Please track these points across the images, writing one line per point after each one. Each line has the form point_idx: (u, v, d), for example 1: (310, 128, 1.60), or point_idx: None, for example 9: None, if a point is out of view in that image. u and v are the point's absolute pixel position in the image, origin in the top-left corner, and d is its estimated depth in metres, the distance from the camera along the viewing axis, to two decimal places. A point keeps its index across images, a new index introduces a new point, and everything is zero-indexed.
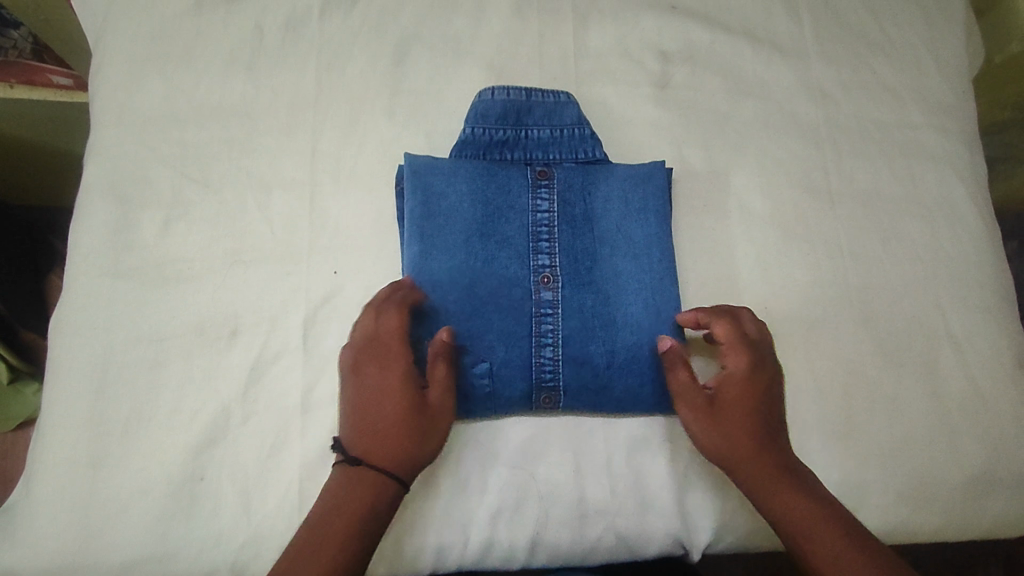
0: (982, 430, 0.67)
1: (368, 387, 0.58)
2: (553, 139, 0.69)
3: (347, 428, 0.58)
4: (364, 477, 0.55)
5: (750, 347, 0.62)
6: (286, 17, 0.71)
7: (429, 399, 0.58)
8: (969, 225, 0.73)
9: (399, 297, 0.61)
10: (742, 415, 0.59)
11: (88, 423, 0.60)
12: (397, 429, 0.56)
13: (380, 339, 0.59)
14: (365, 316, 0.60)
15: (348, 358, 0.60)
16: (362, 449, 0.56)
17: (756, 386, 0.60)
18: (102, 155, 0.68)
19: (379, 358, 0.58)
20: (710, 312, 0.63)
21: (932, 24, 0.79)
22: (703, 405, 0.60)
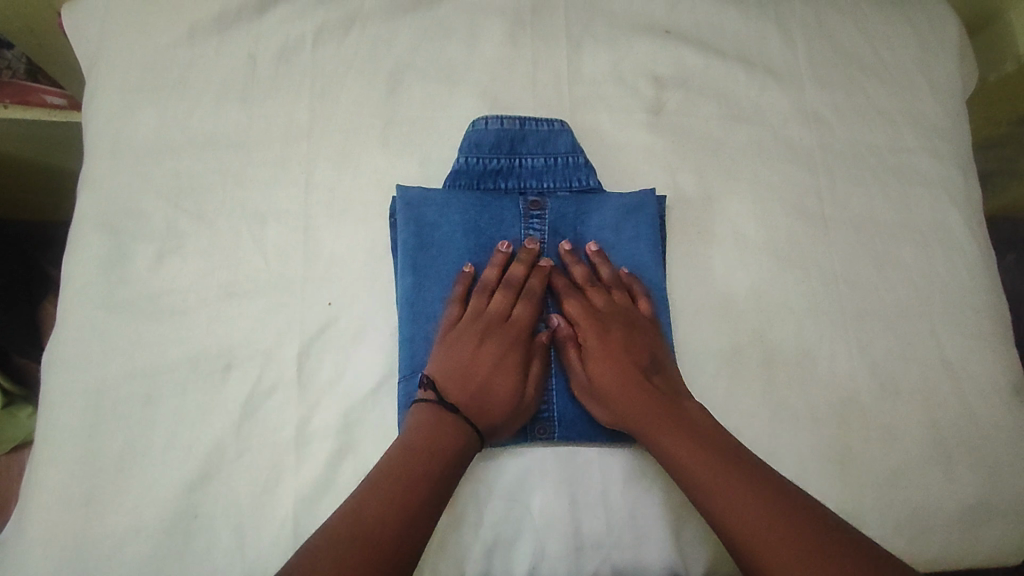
0: (979, 458, 0.67)
1: (485, 356, 0.62)
2: (546, 167, 0.69)
3: (445, 380, 0.61)
4: (449, 427, 0.58)
5: (602, 320, 0.65)
6: (279, 47, 0.72)
7: (526, 392, 0.63)
8: (965, 251, 0.73)
9: (535, 284, 0.65)
10: (615, 385, 0.62)
11: (83, 458, 0.60)
12: (502, 405, 0.61)
13: (514, 318, 0.64)
14: (502, 292, 0.64)
15: (477, 322, 0.63)
16: (460, 402, 0.60)
17: (617, 354, 0.63)
18: (95, 187, 0.68)
19: (508, 337, 0.63)
20: (563, 286, 0.66)
21: (926, 47, 0.79)
22: (586, 383, 0.64)
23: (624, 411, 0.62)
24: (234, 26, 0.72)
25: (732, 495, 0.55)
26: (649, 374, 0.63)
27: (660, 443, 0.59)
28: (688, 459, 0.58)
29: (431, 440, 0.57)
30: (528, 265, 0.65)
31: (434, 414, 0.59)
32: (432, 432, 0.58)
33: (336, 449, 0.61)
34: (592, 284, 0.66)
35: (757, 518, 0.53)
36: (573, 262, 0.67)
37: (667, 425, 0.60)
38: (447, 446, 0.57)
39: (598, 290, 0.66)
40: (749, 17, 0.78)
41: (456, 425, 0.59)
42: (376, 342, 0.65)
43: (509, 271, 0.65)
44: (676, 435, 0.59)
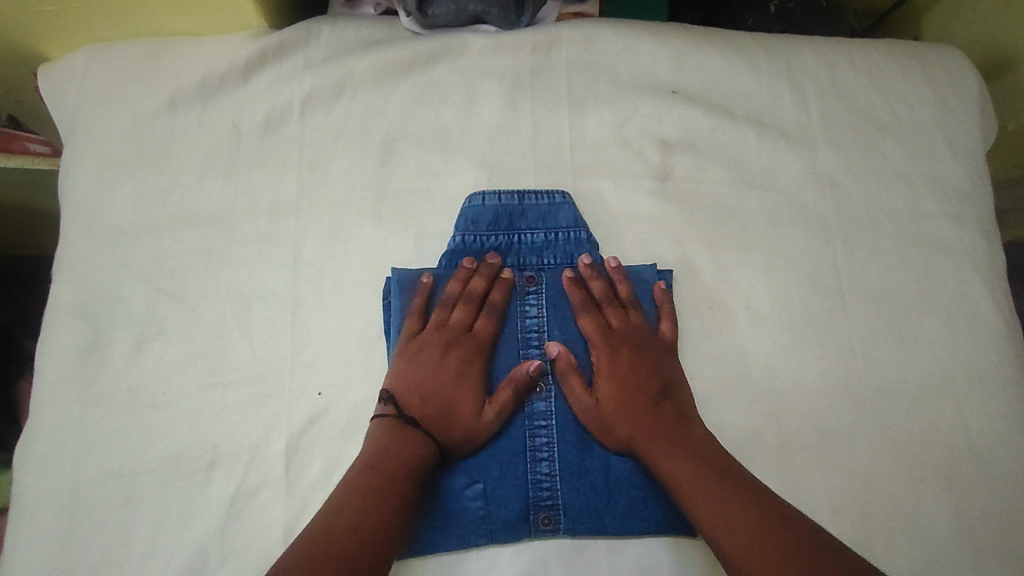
0: (1010, 549, 0.63)
1: (447, 371, 0.61)
2: (547, 242, 0.66)
3: (403, 395, 0.60)
4: (404, 438, 0.57)
5: (614, 338, 0.63)
6: (265, 116, 0.68)
7: (487, 411, 0.59)
8: (990, 322, 0.69)
9: (497, 298, 0.63)
10: (621, 407, 0.60)
11: (56, 567, 0.56)
12: (459, 423, 0.59)
13: (474, 332, 0.62)
14: (463, 306, 0.63)
15: (439, 337, 0.62)
16: (416, 414, 0.59)
17: (625, 376, 0.61)
18: (73, 270, 0.65)
19: (470, 352, 0.62)
20: (578, 301, 0.63)
21: (945, 104, 0.76)
22: (592, 408, 0.60)
23: (629, 432, 0.59)
24: (218, 94, 0.69)
25: (720, 509, 0.53)
26: (658, 397, 0.61)
27: (663, 463, 0.57)
28: (687, 479, 0.56)
29: (388, 456, 0.56)
30: (490, 278, 0.63)
31: (391, 429, 0.58)
32: (388, 448, 0.57)
33: None
34: (609, 301, 0.64)
35: (741, 533, 0.52)
36: (592, 277, 0.64)
37: (669, 446, 0.58)
38: (404, 462, 0.56)
39: (615, 307, 0.64)
40: (759, 75, 0.74)
41: (414, 442, 0.57)
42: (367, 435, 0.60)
43: (470, 284, 0.63)
44: (679, 461, 0.57)
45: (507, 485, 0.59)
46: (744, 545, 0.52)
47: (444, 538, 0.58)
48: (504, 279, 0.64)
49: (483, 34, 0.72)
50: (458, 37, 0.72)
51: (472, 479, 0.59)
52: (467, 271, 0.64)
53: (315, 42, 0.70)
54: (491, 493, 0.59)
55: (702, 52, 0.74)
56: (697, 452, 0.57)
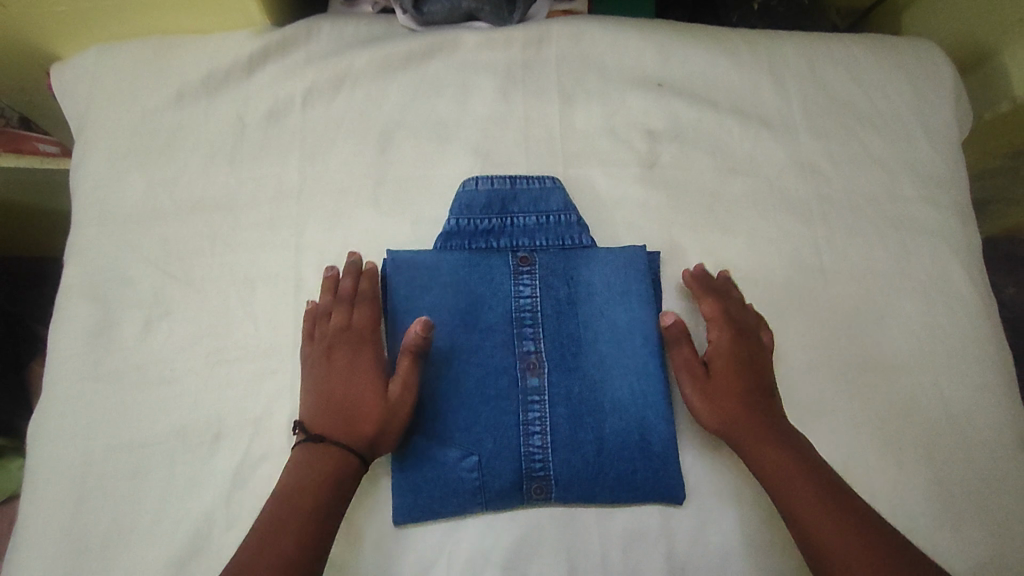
0: (988, 515, 0.65)
1: (336, 370, 0.61)
2: (538, 226, 0.68)
3: (309, 408, 0.60)
4: (316, 449, 0.58)
5: (733, 327, 0.66)
6: (268, 108, 0.71)
7: (391, 389, 0.59)
8: (967, 300, 0.72)
9: (367, 287, 0.65)
10: (733, 386, 0.63)
11: (67, 536, 0.59)
12: (365, 410, 0.58)
13: (355, 327, 0.63)
14: (339, 309, 0.63)
15: (323, 345, 0.62)
16: (320, 419, 0.59)
17: (742, 361, 0.64)
18: (84, 255, 0.68)
19: (354, 345, 0.62)
20: (701, 289, 0.68)
21: (921, 93, 0.79)
22: (701, 380, 0.63)
23: (733, 411, 0.62)
24: (223, 89, 0.72)
25: (809, 501, 0.57)
26: (763, 389, 0.63)
27: (762, 452, 0.60)
28: (779, 467, 0.59)
29: (308, 470, 0.57)
30: (357, 275, 0.65)
31: (304, 445, 0.58)
32: (302, 463, 0.57)
33: None
34: (730, 297, 0.68)
35: (827, 525, 0.55)
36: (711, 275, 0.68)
37: (767, 432, 0.60)
38: (324, 467, 0.57)
39: (734, 303, 0.67)
40: (741, 67, 0.78)
41: (325, 450, 0.58)
42: None
43: (340, 288, 0.64)
44: (777, 448, 0.60)
45: (502, 457, 0.62)
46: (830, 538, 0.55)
47: (442, 507, 0.61)
48: (369, 270, 0.65)
49: (476, 31, 0.76)
50: (452, 33, 0.75)
51: (467, 451, 0.61)
52: (332, 278, 0.65)
53: (315, 38, 0.74)
54: (485, 465, 0.61)
55: (687, 45, 0.78)
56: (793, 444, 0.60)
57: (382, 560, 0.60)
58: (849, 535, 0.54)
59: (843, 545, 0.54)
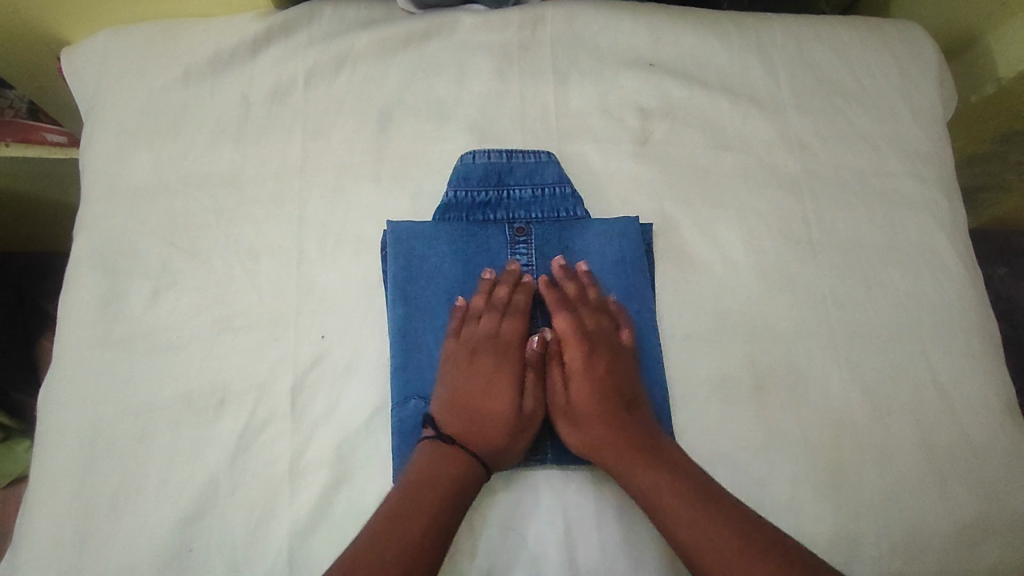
0: (974, 477, 0.67)
1: (479, 377, 0.64)
2: (534, 198, 0.70)
3: (443, 408, 0.62)
4: (452, 451, 0.60)
5: (589, 341, 0.66)
6: (272, 88, 0.74)
7: (525, 406, 0.64)
8: (951, 271, 0.74)
9: (520, 300, 0.66)
10: (591, 406, 0.64)
11: (77, 495, 0.60)
12: (503, 423, 0.62)
13: (500, 338, 0.66)
14: (490, 316, 0.65)
15: (465, 347, 0.65)
16: (459, 424, 0.62)
17: (599, 376, 0.65)
18: (94, 229, 0.70)
19: (497, 355, 0.65)
20: (555, 302, 0.66)
21: (905, 73, 0.81)
22: (565, 404, 0.65)
23: (600, 438, 0.62)
24: (228, 69, 0.74)
25: (684, 514, 0.57)
26: (625, 401, 0.64)
27: (636, 476, 0.60)
28: (650, 484, 0.59)
29: (433, 471, 0.59)
30: (512, 284, 0.67)
31: (439, 444, 0.60)
32: (433, 464, 0.59)
33: (331, 479, 0.61)
34: (584, 303, 0.67)
35: (702, 538, 0.56)
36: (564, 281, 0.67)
37: (633, 448, 0.61)
38: (455, 471, 0.59)
39: (589, 311, 0.67)
40: (731, 48, 0.80)
41: (459, 453, 0.60)
42: (370, 373, 0.65)
43: (495, 293, 0.66)
44: (646, 465, 0.60)
45: None
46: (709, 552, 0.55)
47: None
48: (525, 283, 0.67)
49: (473, 13, 0.78)
50: (450, 15, 0.78)
51: None
52: (488, 282, 0.66)
53: (318, 21, 0.76)
54: None
55: (678, 27, 0.80)
56: (661, 457, 0.60)
57: None
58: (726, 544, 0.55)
59: (720, 559, 0.55)
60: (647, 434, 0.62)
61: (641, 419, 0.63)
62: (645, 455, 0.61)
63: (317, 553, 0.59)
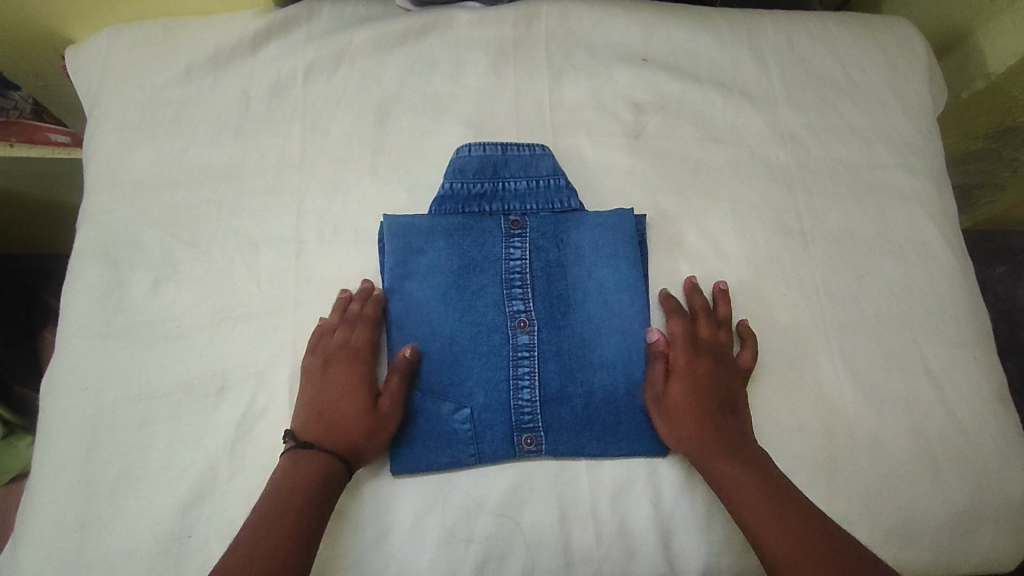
0: (968, 465, 0.67)
1: (332, 386, 0.63)
2: (529, 190, 0.71)
3: (301, 421, 0.62)
4: (308, 458, 0.59)
5: (698, 347, 0.67)
6: (271, 83, 0.75)
7: (382, 406, 0.62)
8: (943, 262, 0.75)
9: (370, 309, 0.66)
10: (689, 403, 0.63)
11: (78, 481, 0.61)
12: (354, 424, 0.61)
13: (353, 346, 0.65)
14: (341, 327, 0.65)
15: (319, 359, 0.64)
16: (311, 434, 0.61)
17: (703, 381, 0.65)
18: (96, 221, 0.71)
19: (351, 364, 0.64)
20: (671, 306, 0.69)
21: (895, 68, 0.82)
22: (661, 398, 0.64)
23: (694, 435, 0.62)
24: (228, 65, 0.76)
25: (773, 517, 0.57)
26: (723, 410, 0.64)
27: (720, 471, 0.60)
28: (739, 487, 0.59)
29: (301, 475, 0.59)
30: (363, 297, 0.67)
31: (295, 454, 0.60)
32: (292, 474, 0.59)
33: None
34: (703, 317, 0.68)
35: (786, 543, 0.55)
36: (693, 294, 0.70)
37: (724, 448, 0.61)
38: (315, 472, 0.59)
39: (707, 323, 0.68)
40: (723, 44, 0.81)
41: (315, 457, 0.60)
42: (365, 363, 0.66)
43: (346, 307, 0.66)
44: (731, 464, 0.60)
45: (492, 410, 0.64)
46: (788, 554, 0.55)
47: (436, 458, 0.63)
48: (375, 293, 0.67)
49: (469, 10, 0.79)
50: (446, 11, 0.79)
51: (460, 404, 0.64)
52: (344, 298, 0.67)
53: (317, 19, 0.78)
54: (476, 417, 0.64)
55: (671, 22, 0.81)
56: (753, 464, 0.61)
57: (378, 506, 0.62)
58: (803, 549, 0.55)
59: (789, 553, 0.55)
60: (739, 440, 0.63)
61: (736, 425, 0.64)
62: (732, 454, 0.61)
63: None
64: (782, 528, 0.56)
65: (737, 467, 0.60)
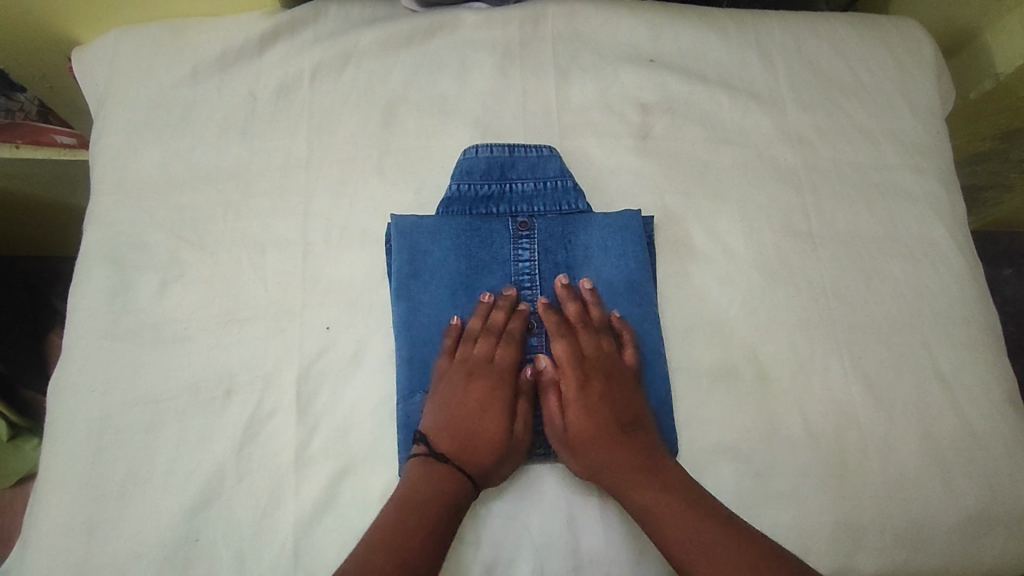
0: (978, 468, 0.67)
1: (472, 400, 0.63)
2: (536, 191, 0.71)
3: (434, 430, 0.62)
4: (443, 473, 0.60)
5: (587, 366, 0.65)
6: (277, 85, 0.75)
7: (516, 429, 0.63)
8: (952, 264, 0.75)
9: (516, 326, 0.66)
10: (591, 432, 0.62)
11: (86, 484, 0.61)
12: (493, 447, 0.61)
13: (496, 361, 0.65)
14: (485, 340, 0.65)
15: (462, 369, 0.64)
16: (449, 449, 0.61)
17: (595, 404, 0.63)
18: (103, 223, 0.71)
19: (492, 379, 0.64)
20: (555, 325, 0.66)
21: (903, 68, 0.82)
22: (562, 433, 0.63)
23: (606, 468, 0.61)
24: (235, 66, 0.76)
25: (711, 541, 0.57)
26: (629, 427, 0.63)
27: (634, 498, 0.60)
28: (661, 516, 0.58)
29: (427, 493, 0.58)
30: (507, 310, 0.66)
31: (430, 468, 0.60)
32: (425, 486, 0.59)
33: (337, 470, 0.62)
34: (584, 326, 0.66)
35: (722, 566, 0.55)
36: (567, 300, 0.67)
37: (634, 476, 0.60)
38: (447, 489, 0.59)
39: (589, 332, 0.66)
40: (730, 44, 0.81)
41: (448, 475, 0.60)
42: (372, 365, 0.66)
43: (491, 317, 0.66)
44: (645, 491, 0.60)
45: None
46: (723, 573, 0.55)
47: None
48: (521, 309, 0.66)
49: (476, 11, 0.79)
50: (452, 12, 0.79)
51: None
52: (486, 305, 0.66)
53: (323, 20, 0.77)
54: None
55: (678, 23, 0.81)
56: (667, 484, 0.60)
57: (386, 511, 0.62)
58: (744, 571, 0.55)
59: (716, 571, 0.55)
60: (646, 458, 0.61)
61: (639, 440, 0.63)
62: (643, 477, 0.60)
63: (323, 542, 0.60)
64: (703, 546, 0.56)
65: (647, 491, 0.60)
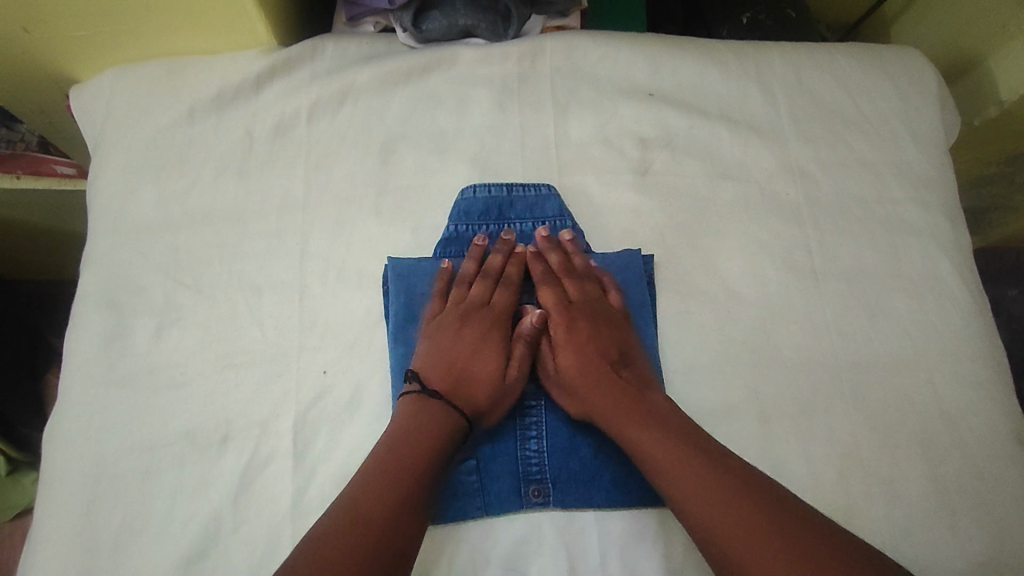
0: (986, 513, 0.66)
1: (467, 342, 0.66)
2: (534, 232, 0.72)
3: (426, 363, 0.65)
4: (435, 403, 0.62)
5: (573, 310, 0.69)
6: (274, 123, 0.75)
7: (509, 372, 0.66)
8: (957, 299, 0.73)
9: (513, 272, 0.70)
10: (580, 371, 0.66)
11: (80, 534, 0.61)
12: (487, 385, 0.64)
13: (493, 304, 0.69)
14: (480, 282, 0.69)
15: (457, 311, 0.68)
16: (441, 381, 0.64)
17: (584, 343, 0.67)
18: (99, 265, 0.71)
19: (488, 322, 0.68)
20: (541, 274, 0.70)
21: (906, 99, 0.81)
22: (554, 373, 0.67)
23: (594, 402, 0.64)
24: (232, 105, 0.75)
25: (682, 463, 0.57)
26: (617, 364, 0.66)
27: (623, 428, 0.61)
28: (650, 448, 0.59)
29: (414, 427, 0.60)
30: (506, 254, 0.70)
31: (422, 398, 0.62)
32: (417, 419, 0.60)
33: None
34: (570, 274, 0.70)
35: (735, 520, 0.53)
36: (550, 250, 0.70)
37: (625, 408, 0.62)
38: (436, 417, 0.61)
39: (573, 279, 0.70)
40: (730, 76, 0.80)
41: (439, 405, 0.62)
42: (367, 411, 0.65)
43: (487, 262, 0.70)
44: (635, 420, 0.61)
45: (499, 461, 0.63)
46: (712, 504, 0.55)
47: (442, 509, 0.62)
48: (517, 253, 0.70)
49: (473, 46, 0.79)
50: (450, 48, 0.78)
51: (466, 455, 0.64)
52: (481, 249, 0.70)
53: (320, 57, 0.77)
54: (485, 469, 0.63)
55: (677, 55, 0.80)
56: (656, 416, 0.61)
57: None
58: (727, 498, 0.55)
59: (706, 507, 0.55)
60: (635, 391, 0.64)
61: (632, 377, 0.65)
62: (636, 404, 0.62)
63: None
64: (696, 479, 0.56)
65: (636, 420, 0.61)
